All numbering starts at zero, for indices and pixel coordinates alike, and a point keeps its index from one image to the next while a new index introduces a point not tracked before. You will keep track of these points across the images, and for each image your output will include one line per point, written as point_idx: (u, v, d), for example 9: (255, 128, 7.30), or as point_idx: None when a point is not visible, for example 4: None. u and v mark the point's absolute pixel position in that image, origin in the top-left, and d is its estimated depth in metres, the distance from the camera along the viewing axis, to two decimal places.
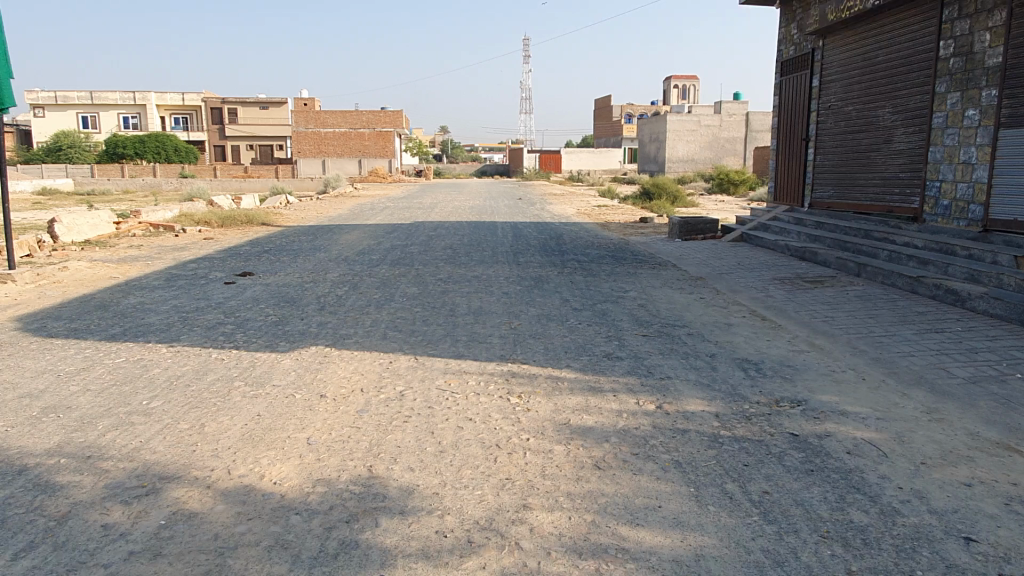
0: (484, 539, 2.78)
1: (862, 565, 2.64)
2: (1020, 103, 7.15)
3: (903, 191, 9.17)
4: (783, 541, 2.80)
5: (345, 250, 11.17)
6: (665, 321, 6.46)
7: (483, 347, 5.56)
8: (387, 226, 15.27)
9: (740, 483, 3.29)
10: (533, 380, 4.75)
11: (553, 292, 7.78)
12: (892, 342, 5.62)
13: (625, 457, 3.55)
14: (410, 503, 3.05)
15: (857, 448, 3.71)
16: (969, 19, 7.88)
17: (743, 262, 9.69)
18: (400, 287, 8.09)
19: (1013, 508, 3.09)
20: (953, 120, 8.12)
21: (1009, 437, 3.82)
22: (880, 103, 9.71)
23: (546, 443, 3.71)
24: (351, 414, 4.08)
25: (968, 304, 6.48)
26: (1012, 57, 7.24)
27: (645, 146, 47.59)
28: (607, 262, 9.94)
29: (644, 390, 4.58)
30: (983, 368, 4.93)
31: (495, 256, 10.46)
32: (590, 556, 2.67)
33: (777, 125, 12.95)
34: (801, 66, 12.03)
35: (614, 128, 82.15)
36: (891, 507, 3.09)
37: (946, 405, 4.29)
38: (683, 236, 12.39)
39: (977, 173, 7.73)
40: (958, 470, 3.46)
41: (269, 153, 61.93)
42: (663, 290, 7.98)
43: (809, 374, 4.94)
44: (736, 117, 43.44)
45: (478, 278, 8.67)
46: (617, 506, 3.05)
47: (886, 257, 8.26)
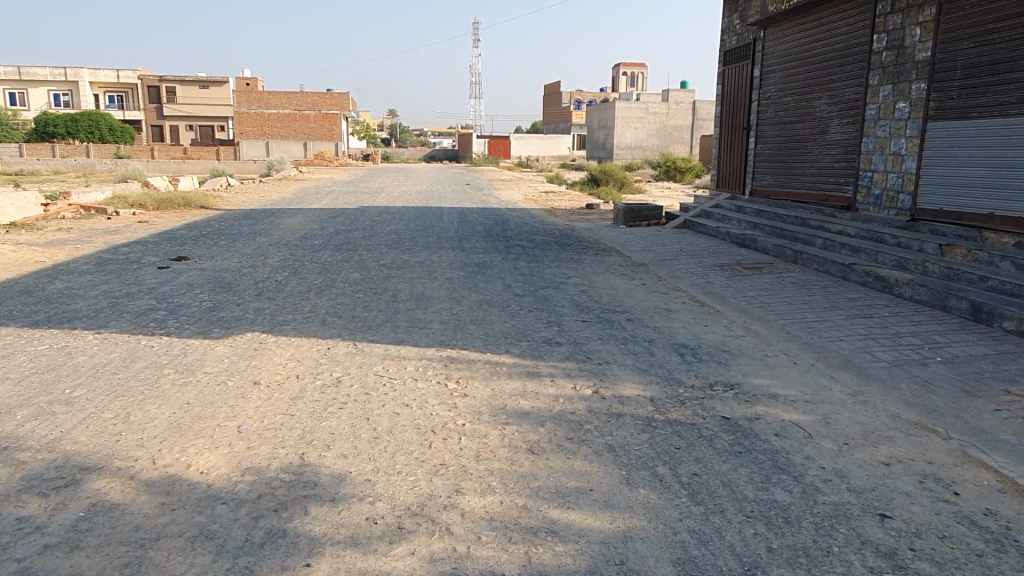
0: (415, 525, 2.76)
1: (780, 543, 2.72)
2: (947, 97, 7.41)
3: (837, 180, 9.44)
4: (708, 521, 2.86)
5: (287, 235, 10.99)
6: (605, 307, 6.53)
7: (423, 333, 5.52)
8: (331, 211, 15.01)
9: (671, 465, 3.36)
10: (472, 365, 4.75)
11: (496, 277, 7.78)
12: (823, 327, 5.80)
13: (559, 441, 3.57)
14: (341, 490, 3.01)
15: (784, 430, 3.82)
16: (901, 14, 8.12)
17: (686, 249, 9.83)
18: (343, 272, 8.00)
19: (927, 485, 3.23)
20: (886, 112, 8.37)
21: (926, 418, 3.98)
22: (817, 95, 9.96)
23: (480, 428, 3.71)
24: (284, 402, 4.01)
25: (895, 290, 6.73)
26: (941, 52, 7.49)
27: (593, 132, 47.92)
28: (551, 248, 9.98)
29: (581, 374, 4.62)
30: (906, 352, 5.13)
31: (440, 242, 10.41)
32: (520, 540, 2.68)
33: (719, 114, 13.19)
34: (742, 56, 12.25)
35: (563, 113, 82.19)
36: (813, 486, 3.19)
37: (871, 388, 4.45)
38: (628, 223, 12.54)
39: (906, 164, 8.02)
40: (878, 449, 3.59)
41: (210, 134, 60.17)
42: (606, 276, 8.06)
43: (742, 359, 5.06)
44: (684, 106, 43.95)
45: (422, 264, 8.62)
46: (548, 490, 3.07)
47: (821, 245, 8.48)
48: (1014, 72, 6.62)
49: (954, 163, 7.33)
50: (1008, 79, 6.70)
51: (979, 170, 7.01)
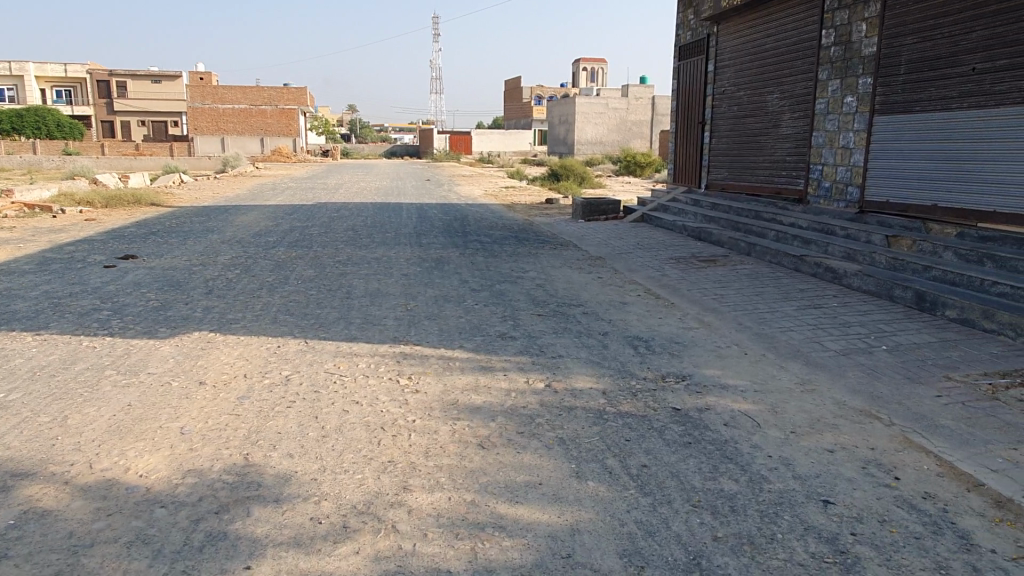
0: (360, 524, 2.72)
1: (726, 532, 2.74)
2: (892, 92, 7.59)
3: (789, 173, 9.60)
4: (655, 512, 2.88)
5: (240, 232, 10.79)
6: (560, 301, 6.53)
7: (376, 329, 5.44)
8: (287, 208, 14.78)
9: (620, 457, 3.37)
10: (424, 361, 4.70)
11: (452, 273, 7.72)
12: (774, 318, 5.89)
13: (510, 436, 3.56)
14: (286, 490, 2.96)
15: (734, 420, 3.86)
16: (848, 10, 8.28)
17: (643, 242, 9.90)
18: (296, 269, 7.86)
19: (870, 470, 3.29)
20: (834, 106, 8.54)
21: (871, 405, 4.06)
22: (769, 89, 10.11)
23: (431, 424, 3.68)
24: (230, 401, 3.92)
25: (844, 281, 6.86)
26: (886, 47, 7.65)
27: (554, 128, 48.03)
28: (509, 243, 9.96)
29: (534, 368, 4.61)
30: (853, 341, 5.23)
31: (397, 238, 10.32)
32: (466, 537, 2.66)
33: (675, 109, 13.30)
34: (697, 52, 12.37)
35: (524, 110, 82.34)
36: (759, 475, 3.23)
37: (818, 377, 4.53)
38: (586, 218, 12.57)
39: (855, 157, 8.19)
40: (824, 437, 3.65)
41: (164, 130, 58.80)
42: (562, 270, 8.07)
43: (695, 350, 5.10)
44: (643, 101, 44.32)
45: (378, 260, 8.53)
46: (497, 485, 3.06)
47: (774, 237, 8.62)
48: (954, 67, 6.79)
49: (900, 156, 7.50)
50: (948, 74, 6.87)
51: (923, 162, 7.19)
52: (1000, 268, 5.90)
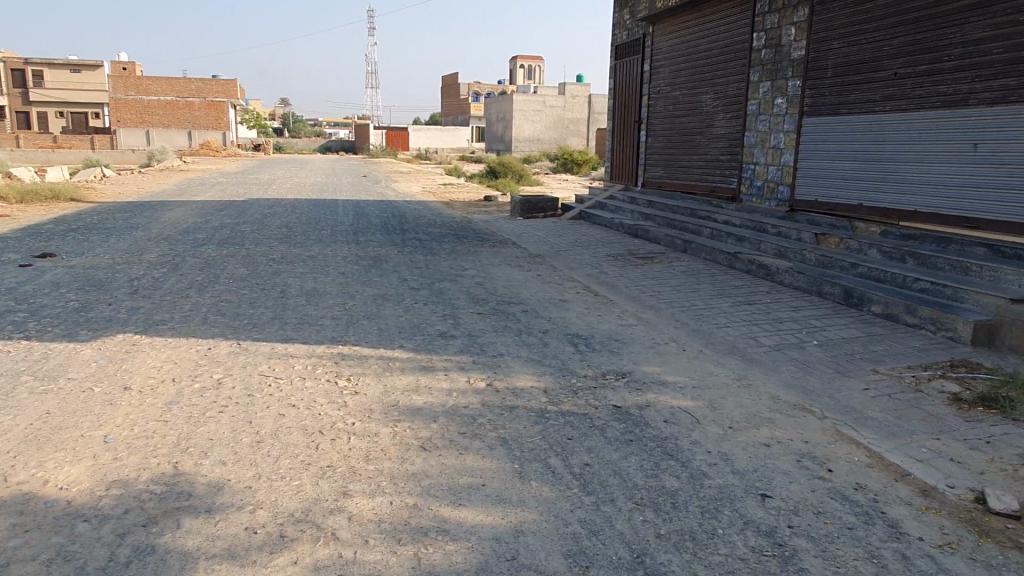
0: (298, 532, 2.63)
1: (669, 528, 2.77)
2: (820, 94, 7.84)
3: (722, 172, 9.82)
4: (599, 510, 2.88)
5: (168, 229, 10.38)
6: (500, 299, 6.50)
7: (313, 330, 5.30)
8: (218, 204, 14.30)
9: (563, 457, 3.36)
10: (363, 362, 4.60)
11: (391, 271, 7.60)
12: (710, 314, 6.01)
13: (452, 437, 3.51)
14: (219, 500, 2.84)
15: (673, 416, 3.91)
16: (778, 14, 8.52)
17: (581, 240, 9.97)
18: (228, 268, 7.61)
19: (805, 463, 3.38)
20: (765, 107, 8.78)
21: (804, 399, 4.18)
22: (703, 90, 10.33)
23: (371, 427, 3.60)
24: (158, 407, 3.75)
25: (776, 277, 7.06)
26: (814, 51, 7.91)
27: (492, 125, 48.00)
28: (448, 240, 9.88)
29: (475, 367, 4.57)
30: (786, 337, 5.38)
31: (333, 235, 10.11)
32: (409, 542, 2.60)
33: (612, 108, 13.45)
34: (633, 51, 12.54)
35: (461, 107, 82.09)
36: (699, 470, 3.27)
37: (753, 372, 4.63)
38: (525, 215, 12.59)
39: (785, 157, 8.44)
40: (760, 432, 3.73)
41: (84, 122, 56.20)
42: (502, 268, 8.05)
43: (634, 347, 5.15)
44: (580, 99, 44.66)
45: (313, 258, 8.33)
46: (440, 488, 3.01)
47: (709, 234, 8.81)
48: (878, 72, 7.06)
49: (828, 156, 7.76)
50: (872, 78, 7.14)
51: (849, 162, 7.46)
52: (920, 265, 6.16)
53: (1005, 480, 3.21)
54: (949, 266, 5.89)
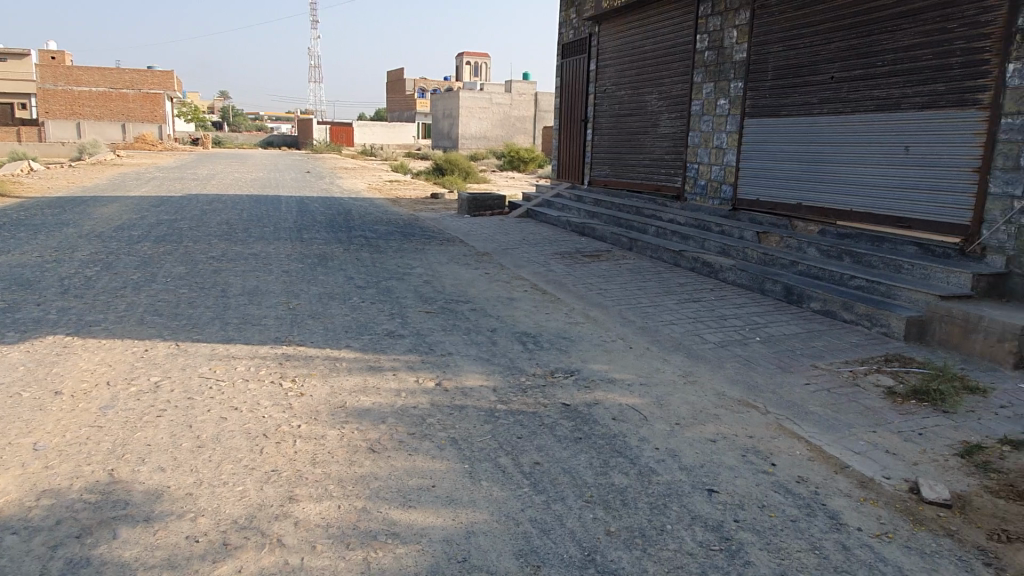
0: (242, 540, 2.55)
1: (618, 526, 2.79)
2: (761, 96, 8.03)
3: (667, 171, 9.97)
4: (549, 509, 2.88)
5: (101, 225, 10.00)
6: (448, 297, 6.45)
7: (256, 330, 5.17)
8: (154, 200, 13.84)
9: (513, 456, 3.35)
10: (308, 362, 4.51)
11: (336, 269, 7.48)
12: (656, 312, 6.09)
13: (401, 438, 3.47)
14: (158, 508, 2.73)
15: (621, 413, 3.94)
16: (720, 17, 8.69)
17: (528, 238, 9.99)
18: (165, 266, 7.36)
19: (749, 458, 3.45)
20: (708, 108, 8.95)
21: (747, 394, 4.27)
22: (648, 90, 10.46)
23: (317, 429, 3.52)
24: (91, 412, 3.59)
25: (720, 275, 7.21)
26: (755, 54, 8.10)
27: (438, 122, 47.73)
28: (394, 238, 9.77)
29: (423, 367, 4.53)
30: (729, 333, 5.49)
31: (276, 233, 9.89)
32: (358, 546, 2.55)
33: (559, 106, 13.51)
34: (579, 51, 12.62)
35: (407, 103, 81.39)
36: (648, 467, 3.31)
37: (699, 369, 4.71)
38: (472, 213, 12.56)
39: (727, 157, 8.62)
40: (706, 427, 3.80)
41: (9, 112, 53.68)
42: (450, 266, 8.00)
43: (582, 345, 5.18)
44: (526, 97, 44.74)
45: (255, 255, 8.13)
46: (389, 490, 2.97)
47: (654, 233, 8.93)
48: (815, 75, 7.27)
49: (768, 157, 7.95)
50: (810, 81, 7.34)
51: (789, 163, 7.66)
52: (856, 263, 6.37)
53: (937, 470, 3.34)
54: (883, 265, 6.11)
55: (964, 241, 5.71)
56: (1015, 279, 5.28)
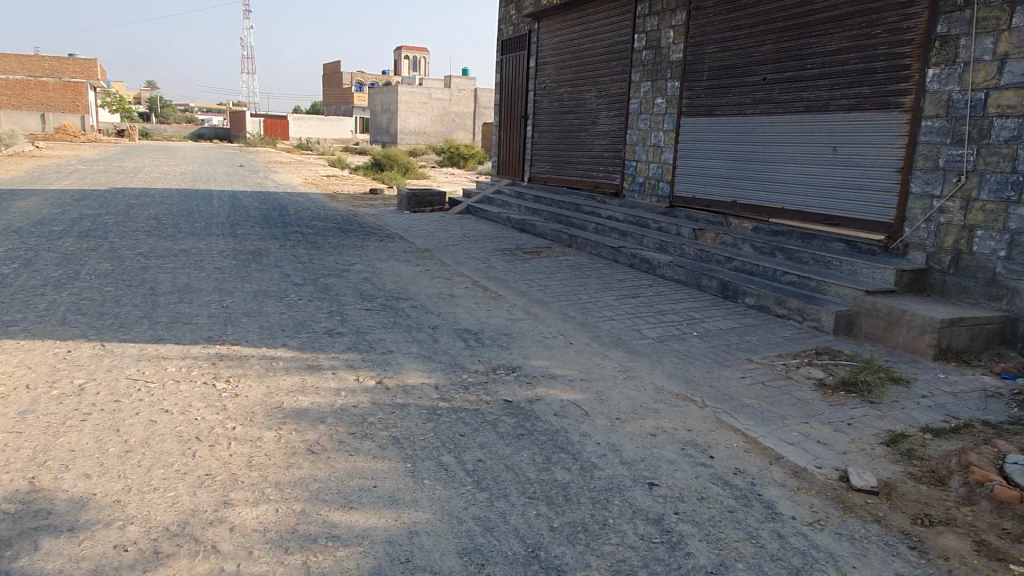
0: (174, 547, 2.46)
1: (562, 521, 2.80)
2: (697, 96, 8.20)
3: (606, 168, 10.08)
4: (493, 507, 2.87)
5: (18, 220, 9.49)
6: (388, 295, 6.37)
7: (187, 329, 4.98)
8: (76, 193, 13.22)
9: (456, 454, 3.33)
10: (243, 362, 4.38)
11: (272, 266, 7.29)
12: (596, 308, 6.15)
13: (341, 438, 3.40)
14: (83, 517, 2.60)
15: (563, 409, 3.96)
16: (657, 17, 8.82)
17: (469, 234, 9.95)
18: (89, 262, 7.04)
19: (688, 451, 3.52)
20: (646, 107, 9.09)
21: (686, 388, 4.35)
22: (587, 88, 10.55)
23: (253, 431, 3.42)
24: (9, 418, 3.40)
25: (658, 271, 7.33)
26: (691, 54, 8.26)
27: (376, 116, 47.10)
28: (332, 234, 9.59)
29: (364, 365, 4.45)
30: (668, 328, 5.59)
31: (208, 228, 9.57)
32: (297, 550, 2.49)
33: (499, 102, 13.49)
34: (519, 47, 12.63)
35: (344, 97, 80.07)
36: (590, 462, 3.34)
37: (639, 364, 4.78)
38: (412, 209, 12.44)
39: (665, 155, 8.77)
40: (646, 422, 3.85)
41: None
42: (390, 262, 7.90)
43: (523, 341, 5.19)
44: (465, 93, 44.53)
45: (186, 252, 7.85)
46: (329, 492, 2.90)
47: (593, 229, 9.03)
48: (749, 77, 7.46)
49: (704, 155, 8.12)
50: (744, 82, 7.53)
51: (724, 162, 7.84)
52: (788, 259, 6.58)
53: (865, 459, 3.47)
54: (813, 261, 6.31)
55: (888, 238, 5.95)
56: (934, 275, 5.54)
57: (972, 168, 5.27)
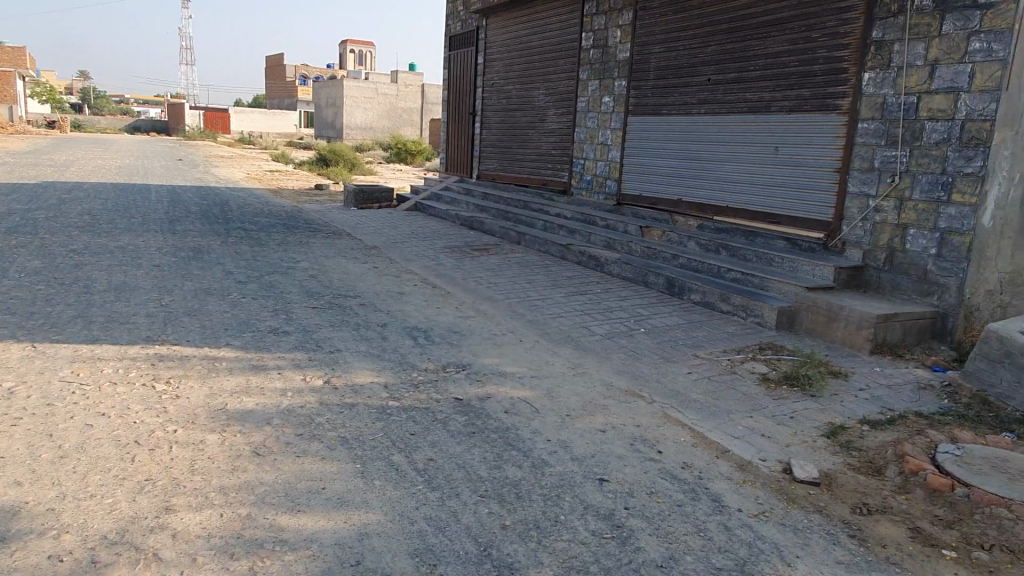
0: (112, 556, 2.37)
1: (513, 519, 2.80)
2: (643, 95, 8.31)
3: (554, 165, 10.13)
4: (444, 506, 2.85)
5: None
6: (335, 292, 6.27)
7: (124, 329, 4.81)
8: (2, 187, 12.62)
9: (406, 453, 3.29)
10: (184, 363, 4.25)
11: (214, 263, 7.09)
12: (545, 305, 6.18)
13: (287, 439, 3.33)
14: (14, 527, 2.49)
15: (513, 406, 3.97)
16: (604, 16, 8.90)
17: (417, 231, 9.87)
18: (17, 259, 6.72)
19: (637, 446, 3.56)
20: (594, 105, 9.17)
21: (634, 384, 4.41)
22: (535, 85, 10.58)
23: (195, 434, 3.32)
24: None
25: (606, 268, 7.41)
26: (638, 54, 8.36)
27: (321, 111, 46.31)
28: (276, 231, 9.39)
29: (310, 365, 4.37)
30: (616, 325, 5.65)
31: (146, 224, 9.25)
32: (243, 556, 2.43)
33: (447, 98, 13.42)
34: (467, 43, 12.58)
35: (287, 90, 78.48)
36: (541, 459, 3.35)
37: (587, 360, 4.82)
38: (359, 205, 12.27)
39: (612, 153, 8.86)
40: (596, 418, 3.89)
41: None
42: (336, 260, 7.78)
43: (473, 339, 5.17)
44: (412, 89, 44.16)
45: (122, 248, 7.58)
46: (275, 495, 2.84)
47: (542, 226, 9.06)
48: (694, 77, 7.59)
49: (651, 153, 8.23)
50: (689, 82, 7.66)
51: (670, 160, 7.97)
52: (732, 256, 6.72)
53: (807, 451, 3.57)
54: (756, 258, 6.47)
55: (827, 236, 6.13)
56: (870, 272, 5.74)
57: (905, 169, 5.48)
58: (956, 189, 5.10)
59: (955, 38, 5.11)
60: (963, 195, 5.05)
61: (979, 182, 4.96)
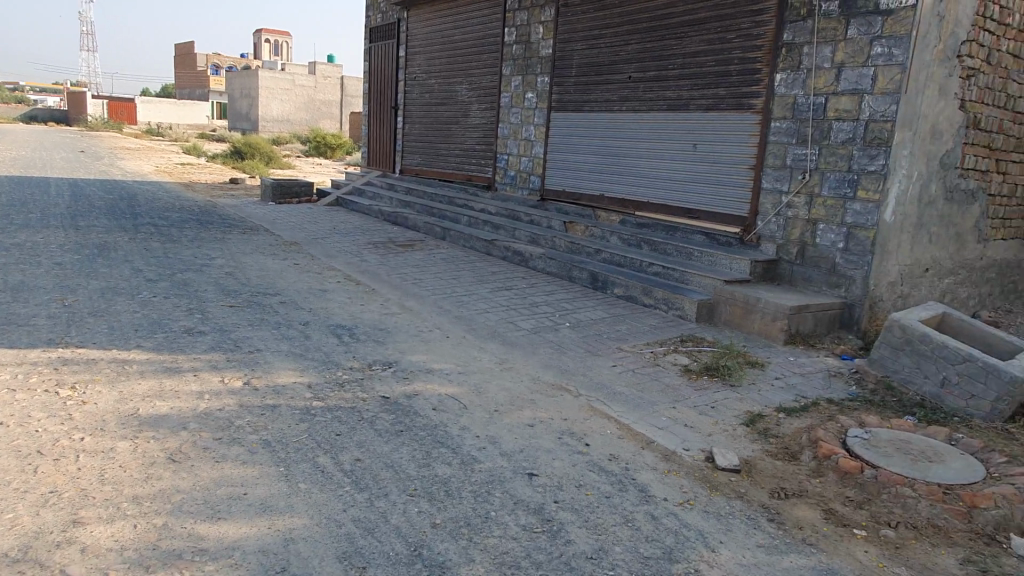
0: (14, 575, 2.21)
1: (444, 517, 2.77)
2: (566, 91, 8.38)
3: (478, 160, 10.11)
4: (372, 507, 2.80)
5: None
6: (254, 290, 6.06)
7: (22, 332, 4.49)
8: None
9: (331, 454, 3.21)
10: (91, 367, 4.01)
11: (121, 261, 6.73)
12: (471, 300, 6.16)
13: (206, 444, 3.20)
14: None
15: (441, 404, 3.93)
16: (527, 12, 8.93)
17: (338, 226, 9.66)
18: None
19: (565, 440, 3.59)
20: (517, 101, 9.20)
21: (561, 378, 4.45)
22: (458, 80, 10.53)
23: (104, 442, 3.14)
24: None
25: (531, 264, 7.45)
26: (560, 50, 8.43)
27: (235, 102, 44.71)
28: (189, 226, 9.00)
29: (229, 366, 4.21)
30: (541, 320, 5.68)
31: (45, 220, 8.70)
32: (160, 568, 2.31)
33: (368, 91, 13.19)
34: (388, 35, 12.39)
35: (198, 80, 75.38)
36: (470, 456, 3.33)
37: (515, 355, 4.83)
38: (277, 200, 11.91)
39: (535, 149, 8.91)
40: (524, 413, 3.89)
41: None
42: (254, 256, 7.52)
43: (399, 336, 5.10)
44: (331, 81, 43.18)
45: (19, 246, 7.10)
46: (193, 502, 2.72)
47: (466, 222, 9.03)
48: (615, 74, 7.71)
49: (573, 149, 8.32)
50: (610, 79, 7.77)
51: (592, 156, 8.07)
52: (653, 251, 6.87)
53: (728, 439, 3.69)
54: (676, 252, 6.64)
55: (744, 231, 6.34)
56: (783, 265, 5.98)
57: (815, 167, 5.72)
58: (861, 186, 5.35)
59: (859, 42, 5.36)
60: (868, 192, 5.31)
61: (882, 180, 5.23)
